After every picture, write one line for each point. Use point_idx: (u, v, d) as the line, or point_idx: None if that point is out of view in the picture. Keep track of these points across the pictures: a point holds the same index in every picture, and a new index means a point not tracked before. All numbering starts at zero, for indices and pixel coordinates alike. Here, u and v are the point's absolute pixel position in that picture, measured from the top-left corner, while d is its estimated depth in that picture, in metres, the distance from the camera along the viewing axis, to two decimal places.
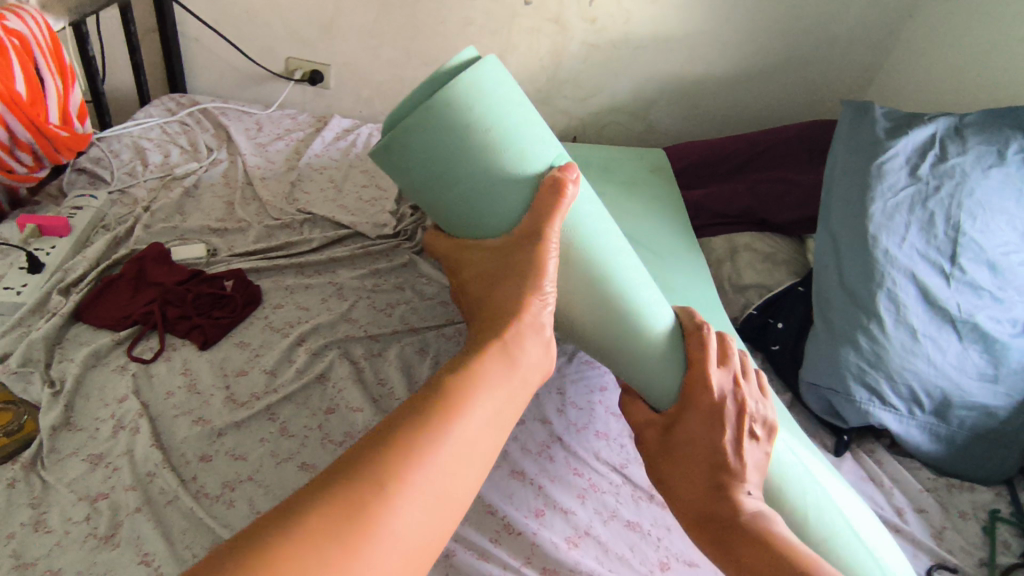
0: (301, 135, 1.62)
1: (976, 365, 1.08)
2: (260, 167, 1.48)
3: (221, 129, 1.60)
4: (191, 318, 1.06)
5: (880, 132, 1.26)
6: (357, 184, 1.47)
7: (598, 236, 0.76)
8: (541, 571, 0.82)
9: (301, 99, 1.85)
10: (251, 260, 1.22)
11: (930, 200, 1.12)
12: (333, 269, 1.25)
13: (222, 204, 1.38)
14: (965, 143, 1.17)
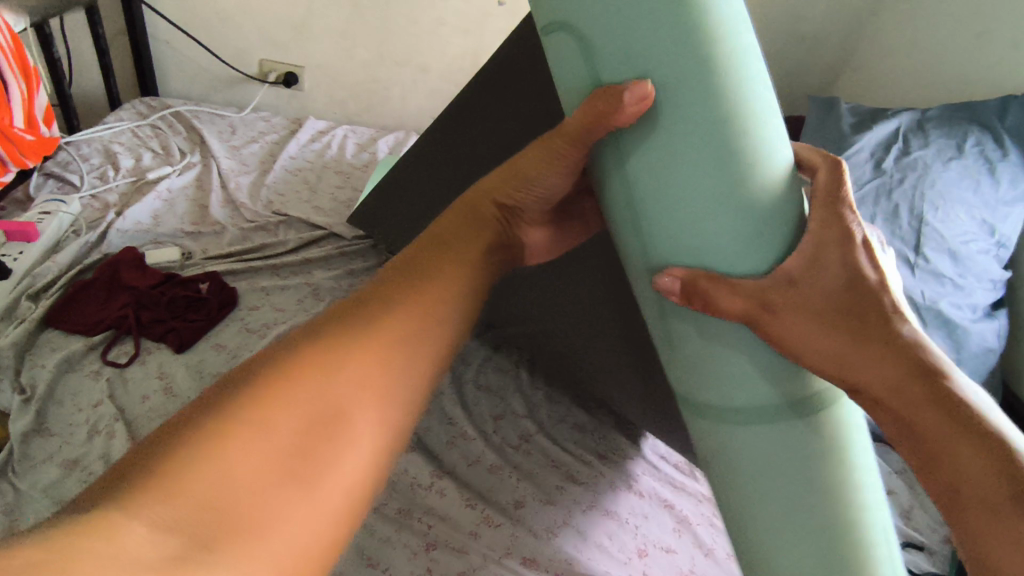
0: (275, 137, 1.62)
1: (940, 350, 1.11)
2: (234, 171, 1.47)
3: (193, 132, 1.58)
4: (166, 322, 1.05)
5: (846, 127, 1.30)
6: (333, 186, 1.47)
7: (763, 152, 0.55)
8: (521, 562, 0.84)
9: (276, 101, 1.84)
10: (225, 263, 1.22)
11: (895, 192, 1.16)
12: (309, 270, 1.24)
13: (195, 207, 1.37)
14: (927, 137, 1.21)
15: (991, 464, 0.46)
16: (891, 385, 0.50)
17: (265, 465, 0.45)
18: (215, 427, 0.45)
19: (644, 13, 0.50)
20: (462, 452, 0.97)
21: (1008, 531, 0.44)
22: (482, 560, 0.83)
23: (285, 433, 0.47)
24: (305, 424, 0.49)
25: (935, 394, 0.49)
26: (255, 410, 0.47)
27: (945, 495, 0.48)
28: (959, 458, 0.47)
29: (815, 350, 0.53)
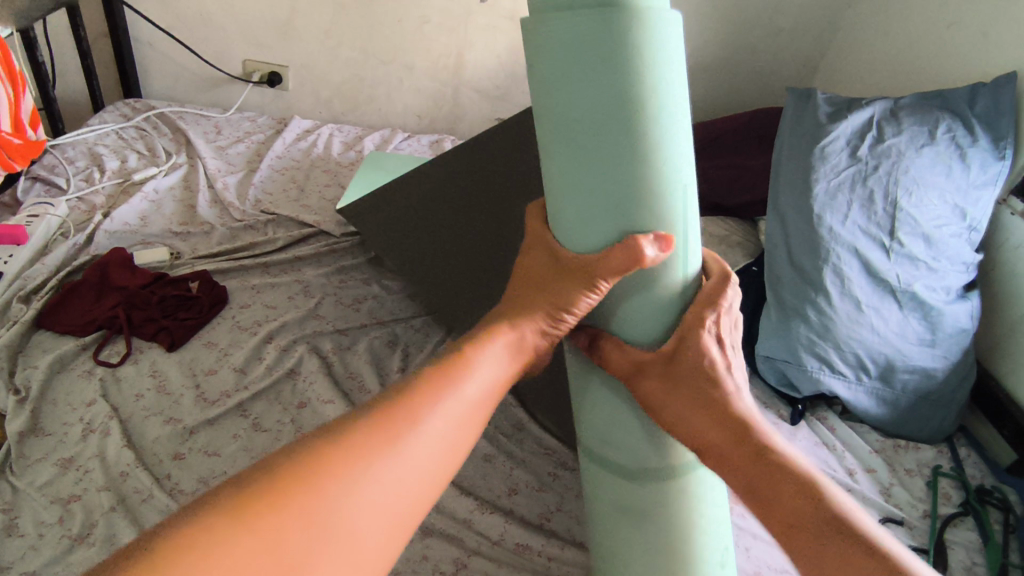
0: (261, 137, 1.62)
1: (916, 331, 1.15)
2: (220, 171, 1.48)
3: (179, 133, 1.58)
4: (158, 320, 1.06)
5: (822, 116, 1.33)
6: (320, 184, 1.48)
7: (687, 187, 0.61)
8: (513, 547, 0.86)
9: (260, 101, 1.84)
10: (215, 262, 1.23)
11: (870, 179, 1.19)
12: (298, 267, 1.26)
13: (183, 207, 1.37)
14: (900, 124, 1.24)
15: (800, 491, 0.55)
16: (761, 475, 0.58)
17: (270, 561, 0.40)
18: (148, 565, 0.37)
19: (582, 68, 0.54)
20: None
21: (822, 545, 0.52)
22: (476, 546, 0.85)
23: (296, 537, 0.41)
24: (274, 558, 0.40)
25: (749, 443, 0.60)
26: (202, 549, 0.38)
27: (784, 526, 0.55)
28: (834, 553, 0.51)
29: (677, 414, 0.64)
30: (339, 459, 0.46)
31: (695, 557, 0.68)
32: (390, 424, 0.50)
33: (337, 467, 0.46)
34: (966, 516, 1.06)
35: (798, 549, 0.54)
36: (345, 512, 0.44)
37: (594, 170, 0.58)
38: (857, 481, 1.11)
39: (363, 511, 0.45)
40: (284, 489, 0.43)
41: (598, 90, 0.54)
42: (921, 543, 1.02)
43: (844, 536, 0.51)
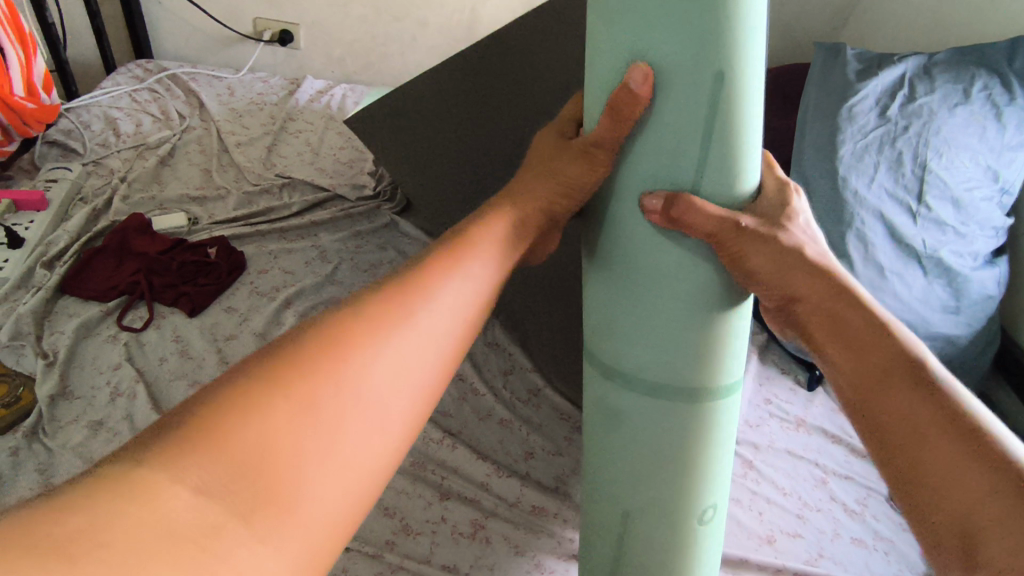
0: (273, 98, 1.60)
1: (940, 298, 1.12)
2: (234, 134, 1.47)
3: (192, 95, 1.57)
4: (178, 286, 1.07)
5: (850, 74, 1.28)
6: (334, 147, 1.46)
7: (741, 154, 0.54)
8: (531, 510, 0.88)
9: (272, 61, 1.80)
10: (232, 227, 1.23)
11: (899, 140, 1.15)
12: (315, 232, 1.26)
13: (199, 171, 1.37)
14: (933, 82, 1.19)
15: (903, 352, 0.48)
16: (864, 334, 0.50)
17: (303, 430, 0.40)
18: (166, 447, 0.36)
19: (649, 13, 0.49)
20: (472, 406, 1.01)
21: (920, 406, 0.46)
22: (493, 509, 0.87)
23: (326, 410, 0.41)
24: (308, 424, 0.40)
25: (853, 301, 0.52)
26: (220, 429, 0.37)
27: (864, 387, 0.49)
28: (916, 430, 0.45)
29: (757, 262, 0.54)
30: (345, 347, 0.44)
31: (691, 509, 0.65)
32: (398, 309, 0.48)
33: (342, 353, 0.44)
34: None
35: (878, 418, 0.48)
36: (354, 390, 0.43)
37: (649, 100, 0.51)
38: None
39: (376, 390, 0.44)
40: (313, 366, 0.42)
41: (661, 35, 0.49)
42: None
43: (941, 402, 0.45)
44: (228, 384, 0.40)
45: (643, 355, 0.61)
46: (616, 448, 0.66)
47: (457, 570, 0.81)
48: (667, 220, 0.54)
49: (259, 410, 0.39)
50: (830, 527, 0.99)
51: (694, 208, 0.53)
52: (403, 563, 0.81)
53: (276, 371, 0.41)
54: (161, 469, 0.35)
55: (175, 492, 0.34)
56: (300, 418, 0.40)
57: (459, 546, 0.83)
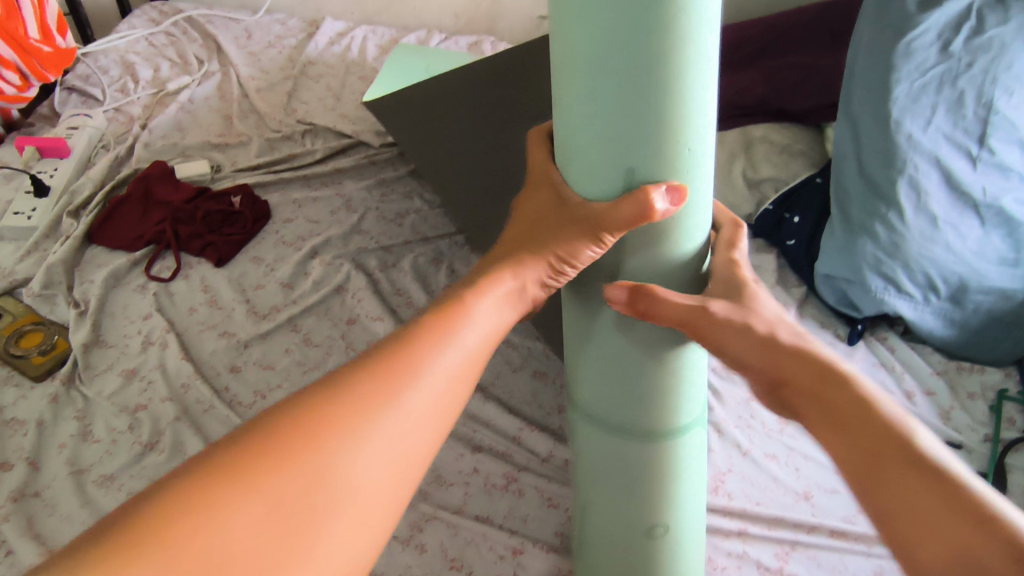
0: (293, 41, 1.54)
1: (997, 249, 1.06)
2: (253, 79, 1.42)
3: (209, 39, 1.52)
4: (204, 236, 1.06)
5: (911, 4, 1.13)
6: (356, 91, 1.41)
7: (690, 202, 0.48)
8: (564, 463, 0.87)
9: (290, 2, 1.73)
10: (256, 175, 1.21)
11: (962, 78, 1.06)
12: (339, 180, 1.22)
13: (220, 117, 1.33)
14: (1006, 11, 1.08)
15: (889, 430, 0.43)
16: (849, 415, 0.45)
17: (262, 529, 0.36)
18: (147, 527, 0.34)
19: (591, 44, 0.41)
20: (503, 358, 0.99)
21: (907, 486, 0.41)
22: (525, 463, 0.87)
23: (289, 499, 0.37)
24: (278, 521, 0.36)
25: (819, 372, 0.47)
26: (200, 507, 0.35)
27: (854, 474, 0.44)
28: (920, 519, 0.40)
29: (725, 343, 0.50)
30: (337, 407, 0.41)
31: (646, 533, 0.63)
32: (400, 363, 0.43)
33: (334, 415, 0.40)
34: None
35: (881, 507, 0.42)
36: (345, 458, 0.39)
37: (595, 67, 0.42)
38: (915, 404, 1.08)
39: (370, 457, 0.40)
40: (274, 451, 0.38)
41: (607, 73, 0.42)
42: (978, 467, 1.00)
43: (939, 478, 0.40)
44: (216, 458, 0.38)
45: (595, 399, 0.58)
46: (584, 475, 0.64)
47: (491, 521, 0.81)
48: (635, 312, 0.50)
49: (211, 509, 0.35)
50: None
51: (665, 299, 0.49)
52: (438, 514, 0.81)
53: (263, 442, 0.38)
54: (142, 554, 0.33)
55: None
56: (253, 514, 0.36)
57: (493, 498, 0.84)
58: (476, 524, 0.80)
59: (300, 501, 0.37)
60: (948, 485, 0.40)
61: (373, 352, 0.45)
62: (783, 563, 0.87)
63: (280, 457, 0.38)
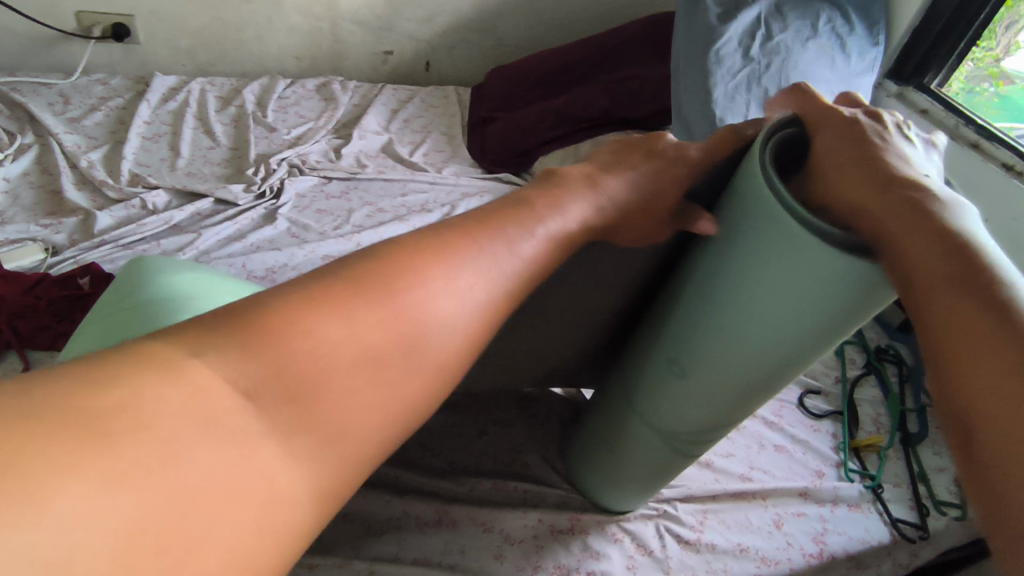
0: (119, 101, 1.43)
1: None
2: (79, 147, 1.30)
3: (17, 108, 1.36)
4: (53, 327, 0.98)
5: (713, 18, 1.32)
6: (203, 149, 1.37)
7: (745, 394, 0.57)
8: (491, 484, 0.91)
9: (110, 59, 1.59)
10: (102, 252, 1.11)
11: (764, 78, 1.23)
12: (199, 243, 1.16)
13: (46, 194, 1.21)
14: (785, 20, 1.29)
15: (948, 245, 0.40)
16: (904, 224, 0.41)
17: (359, 351, 0.39)
18: (268, 317, 0.38)
19: (770, 292, 0.47)
20: None
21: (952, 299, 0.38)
22: (454, 494, 0.89)
23: (388, 326, 0.40)
24: (390, 340, 0.40)
25: (987, 299, 0.37)
26: (288, 319, 0.38)
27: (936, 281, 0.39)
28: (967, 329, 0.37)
29: (914, 242, 0.40)
30: (450, 244, 0.45)
31: (602, 471, 0.84)
32: (502, 225, 0.48)
33: (424, 256, 0.44)
34: (869, 376, 1.22)
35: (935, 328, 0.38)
36: (433, 294, 0.42)
37: (769, 309, 0.48)
38: None
39: (463, 293, 0.44)
40: (426, 249, 0.45)
41: (770, 320, 0.48)
42: (836, 406, 1.17)
43: (982, 297, 0.37)
44: (280, 297, 0.39)
45: (645, 428, 0.70)
46: (595, 431, 0.82)
47: (430, 561, 0.81)
48: (675, 375, 0.60)
49: (349, 302, 0.40)
50: (756, 441, 1.08)
51: (671, 393, 0.63)
52: (375, 568, 0.78)
53: (385, 263, 0.43)
54: (101, 434, 0.30)
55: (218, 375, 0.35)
56: (380, 311, 0.40)
57: (427, 537, 0.84)
58: (416, 568, 0.80)
59: (403, 320, 0.41)
60: (979, 305, 0.37)
61: (473, 220, 0.49)
62: (699, 533, 0.92)
63: (411, 273, 0.42)
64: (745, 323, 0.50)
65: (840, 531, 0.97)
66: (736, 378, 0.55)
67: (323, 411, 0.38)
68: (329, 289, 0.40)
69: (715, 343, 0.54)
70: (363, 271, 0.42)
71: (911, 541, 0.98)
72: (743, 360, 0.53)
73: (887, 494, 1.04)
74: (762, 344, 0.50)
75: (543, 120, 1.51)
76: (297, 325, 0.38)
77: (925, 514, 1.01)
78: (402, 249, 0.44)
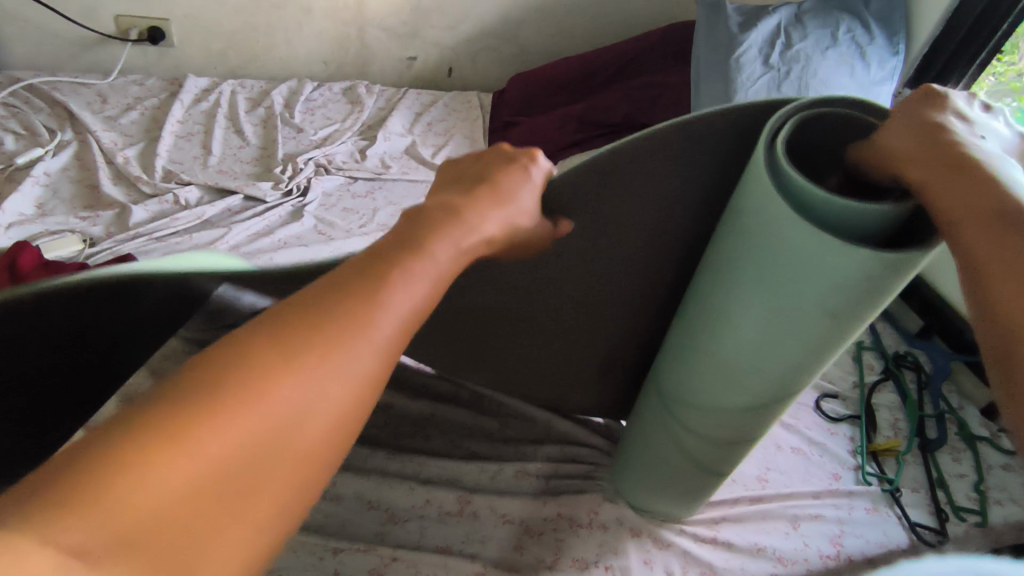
0: (154, 101, 1.48)
1: None
2: (116, 144, 1.34)
3: (57, 106, 1.41)
4: None
5: (734, 27, 1.35)
6: (233, 148, 1.41)
7: (773, 380, 0.58)
8: (512, 476, 0.92)
9: (145, 61, 1.65)
10: (137, 244, 1.14)
11: (784, 84, 1.25)
12: (229, 237, 1.19)
13: (84, 188, 1.25)
14: (805, 29, 1.31)
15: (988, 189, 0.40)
16: (940, 176, 0.41)
17: (298, 403, 0.32)
18: (190, 390, 0.30)
19: (790, 279, 0.48)
20: (436, 389, 1.00)
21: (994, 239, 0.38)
22: (475, 484, 0.91)
23: (326, 374, 0.33)
24: (312, 395, 0.33)
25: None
26: (254, 359, 0.32)
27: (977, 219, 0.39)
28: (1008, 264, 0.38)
29: (951, 194, 0.41)
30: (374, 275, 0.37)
31: (640, 460, 0.84)
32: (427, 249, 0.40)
33: (349, 289, 0.36)
34: (887, 381, 1.22)
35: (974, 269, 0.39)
36: (359, 341, 0.34)
37: (787, 299, 0.49)
38: None
39: (385, 330, 0.36)
40: (347, 288, 0.36)
41: (790, 306, 0.50)
42: (854, 410, 1.17)
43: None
44: (259, 326, 0.34)
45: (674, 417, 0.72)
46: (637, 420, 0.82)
47: (451, 549, 0.83)
48: (695, 362, 0.63)
49: (265, 365, 0.32)
50: (772, 442, 1.09)
51: (692, 381, 0.65)
52: (397, 554, 0.81)
53: (310, 304, 0.35)
54: (84, 508, 0.25)
55: (201, 450, 0.29)
56: (301, 374, 0.32)
57: (449, 525, 0.86)
58: (437, 556, 0.82)
59: (327, 370, 0.33)
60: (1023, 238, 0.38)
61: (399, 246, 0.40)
62: (716, 531, 0.93)
63: (336, 312, 0.35)
64: (765, 313, 0.52)
65: (858, 534, 0.97)
66: (763, 365, 0.57)
67: (264, 484, 0.31)
68: (254, 345, 0.33)
69: (733, 331, 0.56)
70: (276, 329, 0.34)
71: (931, 546, 0.97)
72: (763, 347, 0.55)
73: (905, 498, 1.04)
74: (785, 332, 0.52)
75: (563, 125, 1.54)
76: (208, 409, 0.30)
77: (944, 519, 1.01)
78: (320, 293, 0.36)
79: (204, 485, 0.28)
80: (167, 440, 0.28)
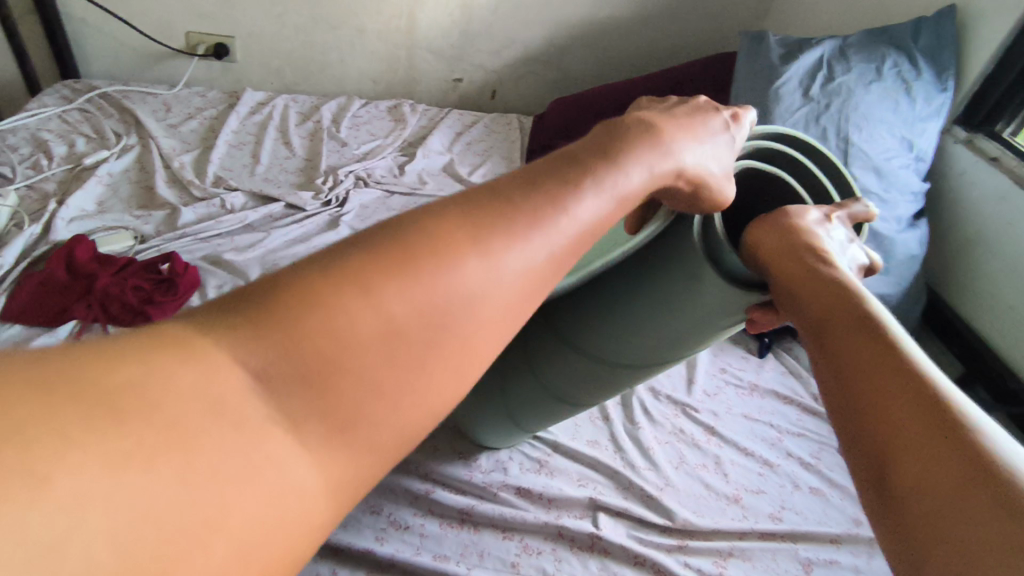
0: (213, 112, 1.58)
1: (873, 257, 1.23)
2: (175, 150, 1.44)
3: (125, 113, 1.52)
4: (134, 306, 1.07)
5: (775, 58, 1.34)
6: (280, 158, 1.49)
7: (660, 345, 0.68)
8: (516, 493, 0.94)
9: (208, 75, 1.76)
10: (183, 243, 1.22)
11: (823, 117, 1.23)
12: (266, 242, 1.26)
13: (141, 189, 1.34)
14: (849, 63, 1.29)
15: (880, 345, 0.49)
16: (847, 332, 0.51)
17: (424, 305, 0.35)
18: (366, 265, 0.35)
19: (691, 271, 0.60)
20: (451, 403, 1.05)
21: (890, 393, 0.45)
22: (480, 496, 0.93)
23: (453, 290, 0.37)
24: (444, 311, 0.36)
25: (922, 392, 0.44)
26: (430, 249, 0.37)
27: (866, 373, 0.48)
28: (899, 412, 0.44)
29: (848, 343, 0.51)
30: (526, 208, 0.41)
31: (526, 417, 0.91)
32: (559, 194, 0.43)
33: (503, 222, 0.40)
34: None
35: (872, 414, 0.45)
36: (476, 274, 0.38)
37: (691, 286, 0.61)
38: (822, 404, 1.19)
39: (505, 269, 0.39)
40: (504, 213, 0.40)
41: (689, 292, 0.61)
42: None
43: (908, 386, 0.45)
44: (445, 214, 0.39)
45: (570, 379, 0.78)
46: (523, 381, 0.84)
47: (448, 559, 0.85)
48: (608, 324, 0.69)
49: (428, 255, 0.36)
50: (790, 481, 1.05)
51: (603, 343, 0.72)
52: (395, 559, 0.83)
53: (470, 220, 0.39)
54: (155, 379, 0.28)
55: (372, 324, 0.34)
56: (450, 281, 0.37)
57: (449, 536, 0.88)
58: (434, 564, 0.83)
59: (477, 284, 0.38)
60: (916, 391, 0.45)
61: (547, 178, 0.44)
62: (722, 567, 0.91)
63: (484, 236, 0.39)
64: (675, 294, 0.62)
65: None
66: (653, 334, 0.67)
67: (353, 396, 0.33)
68: (429, 234, 0.38)
69: (637, 304, 0.66)
70: (450, 225, 0.39)
71: None
72: (650, 325, 0.66)
73: None
74: (676, 311, 0.63)
75: None
76: (375, 285, 0.34)
77: None
78: (476, 212, 0.40)
79: (366, 366, 0.34)
80: (339, 298, 0.33)
